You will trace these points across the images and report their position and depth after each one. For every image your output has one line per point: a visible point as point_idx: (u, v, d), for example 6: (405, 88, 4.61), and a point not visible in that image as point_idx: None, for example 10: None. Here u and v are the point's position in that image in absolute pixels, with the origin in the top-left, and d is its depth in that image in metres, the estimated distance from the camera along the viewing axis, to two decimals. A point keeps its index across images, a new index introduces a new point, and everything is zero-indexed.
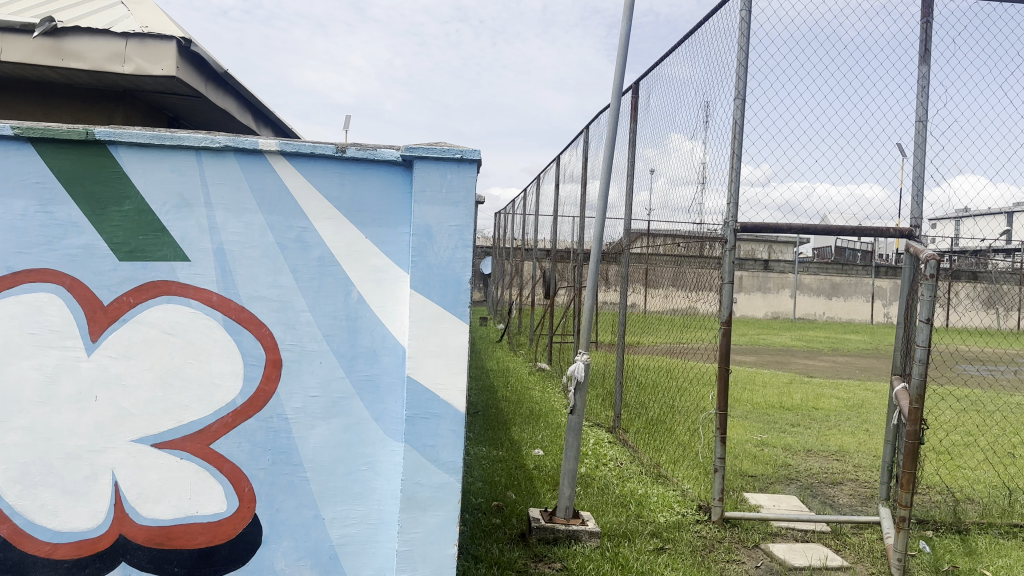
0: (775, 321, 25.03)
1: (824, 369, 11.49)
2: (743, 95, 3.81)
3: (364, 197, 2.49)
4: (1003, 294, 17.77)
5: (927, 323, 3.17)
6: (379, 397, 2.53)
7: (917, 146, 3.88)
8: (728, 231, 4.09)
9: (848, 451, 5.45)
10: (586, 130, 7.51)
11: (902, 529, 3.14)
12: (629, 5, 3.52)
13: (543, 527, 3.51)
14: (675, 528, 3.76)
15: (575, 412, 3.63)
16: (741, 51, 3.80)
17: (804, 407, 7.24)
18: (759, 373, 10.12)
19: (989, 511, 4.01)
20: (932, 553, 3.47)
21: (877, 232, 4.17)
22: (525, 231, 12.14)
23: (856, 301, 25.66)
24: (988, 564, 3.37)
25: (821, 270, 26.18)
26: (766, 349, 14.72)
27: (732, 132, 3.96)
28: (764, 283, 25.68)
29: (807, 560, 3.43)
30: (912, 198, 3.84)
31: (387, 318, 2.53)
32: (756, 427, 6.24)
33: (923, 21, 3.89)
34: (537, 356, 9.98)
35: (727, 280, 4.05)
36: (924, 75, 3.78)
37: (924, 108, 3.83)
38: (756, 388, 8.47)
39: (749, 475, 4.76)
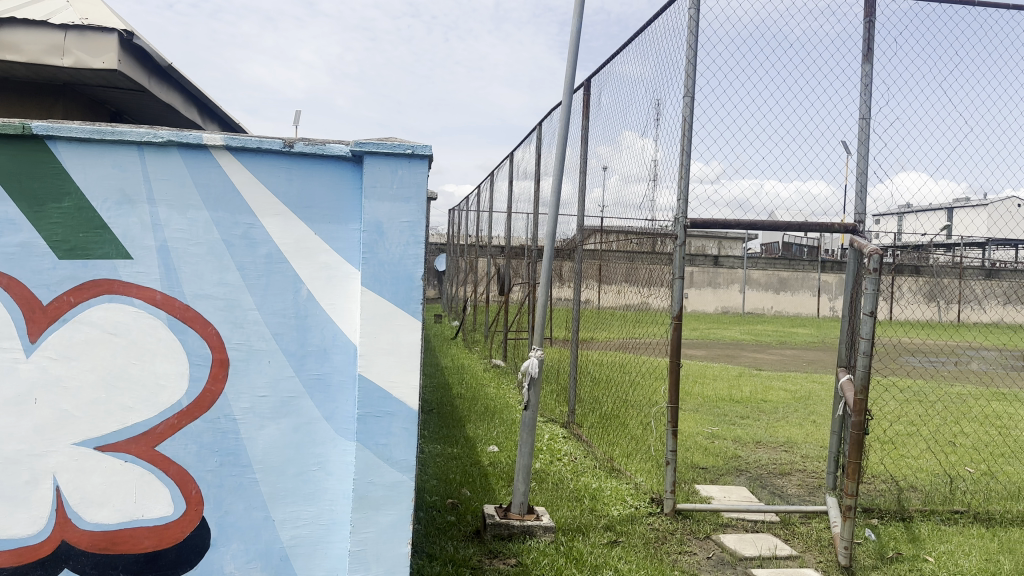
0: (726, 316, 25.51)
1: (772, 362, 11.76)
2: (693, 93, 3.86)
3: (312, 192, 2.45)
4: (943, 288, 18.38)
5: (871, 316, 3.26)
6: (330, 396, 2.50)
7: (860, 143, 3.99)
8: (678, 227, 4.15)
9: (796, 442, 5.58)
10: (539, 127, 7.52)
11: (847, 517, 3.23)
12: (581, 2, 3.53)
13: (498, 524, 3.50)
14: (628, 521, 3.80)
15: (529, 409, 3.64)
16: (690, 49, 3.84)
17: (754, 400, 7.39)
18: (710, 367, 10.29)
19: (931, 499, 4.14)
20: (877, 541, 3.57)
21: (822, 228, 4.27)
22: (479, 228, 12.14)
23: (802, 296, 26.30)
24: (931, 550, 3.47)
25: (770, 265, 26.73)
26: (716, 343, 14.97)
27: (683, 129, 4.01)
28: (715, 279, 26.14)
29: (756, 550, 3.49)
30: (855, 194, 3.95)
31: (337, 315, 2.50)
32: (707, 420, 6.34)
33: (866, 21, 3.99)
34: (491, 352, 9.99)
35: (678, 275, 4.10)
36: (867, 74, 3.88)
37: (867, 106, 3.94)
38: (707, 381, 8.62)
39: (700, 467, 4.84)
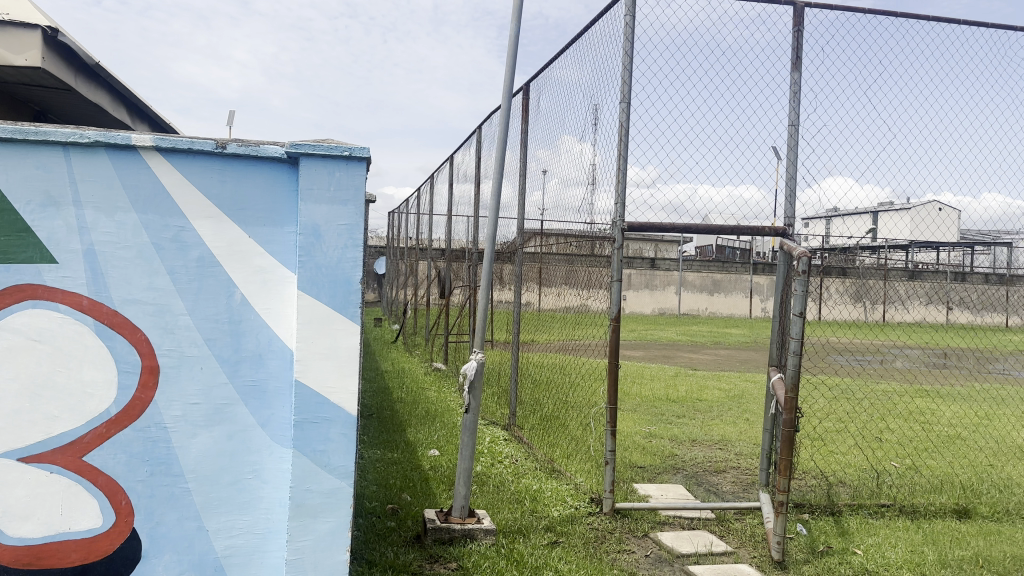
0: (663, 317, 25.98)
1: (707, 362, 12.03)
2: (629, 99, 3.93)
3: (247, 195, 2.40)
4: (868, 289, 19.10)
5: (800, 317, 3.36)
6: (266, 402, 2.45)
7: (789, 149, 4.11)
8: (616, 230, 4.21)
9: (730, 440, 5.72)
10: (479, 130, 7.53)
11: (780, 513, 3.32)
12: (519, 7, 3.55)
13: (438, 528, 3.48)
14: (568, 521, 3.83)
15: (470, 412, 3.63)
16: (626, 55, 3.91)
17: (690, 400, 7.55)
18: (648, 367, 10.47)
19: (859, 494, 4.29)
20: (808, 535, 3.69)
21: (753, 231, 4.39)
22: (419, 230, 12.08)
23: (736, 297, 26.99)
24: (858, 543, 3.59)
25: (705, 267, 27.34)
26: (654, 344, 15.24)
27: (620, 133, 4.07)
28: (652, 281, 26.60)
29: (693, 547, 3.56)
30: (785, 198, 4.07)
31: (273, 320, 2.45)
32: (645, 420, 6.45)
33: (793, 31, 4.12)
34: (432, 356, 9.95)
35: (616, 278, 4.16)
36: (794, 82, 4.01)
37: (795, 113, 4.07)
38: (645, 382, 8.77)
39: (638, 466, 4.92)
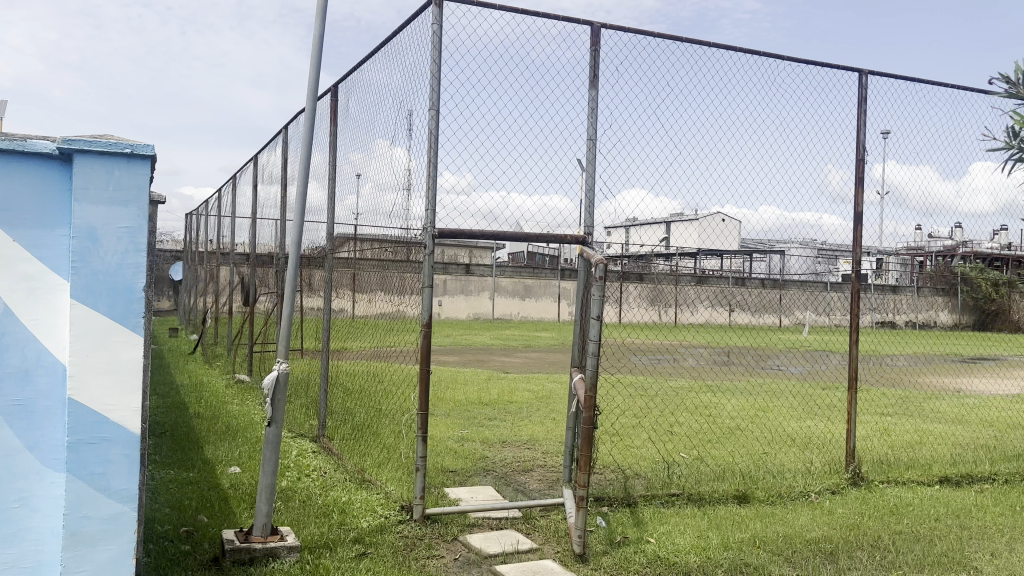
0: (477, 322, 26.42)
1: (518, 365, 12.39)
2: (437, 106, 3.96)
3: (10, 195, 2.17)
4: (663, 293, 20.60)
5: (598, 320, 3.55)
6: (34, 423, 2.21)
7: (589, 162, 4.34)
8: (425, 237, 4.22)
9: (537, 440, 5.92)
10: (285, 130, 7.25)
11: (581, 508, 3.48)
12: (324, 7, 3.46)
13: (238, 549, 3.30)
14: (377, 531, 3.78)
15: (274, 424, 3.48)
16: (434, 63, 3.94)
17: (501, 402, 7.73)
18: (461, 372, 10.60)
19: (652, 484, 4.60)
20: (607, 527, 3.89)
21: (557, 239, 4.58)
22: (221, 234, 11.41)
23: (545, 302, 28.04)
24: (651, 531, 3.85)
25: (517, 273, 28.16)
26: (467, 348, 15.45)
27: (429, 140, 4.09)
28: (466, 286, 26.97)
29: (500, 547, 3.65)
30: (585, 208, 4.29)
31: (42, 333, 2.23)
32: (457, 424, 6.52)
33: (591, 50, 4.36)
34: (235, 367, 9.43)
35: (426, 284, 4.17)
36: (593, 98, 4.24)
37: (593, 127, 4.29)
38: (457, 386, 8.87)
39: (449, 470, 4.96)
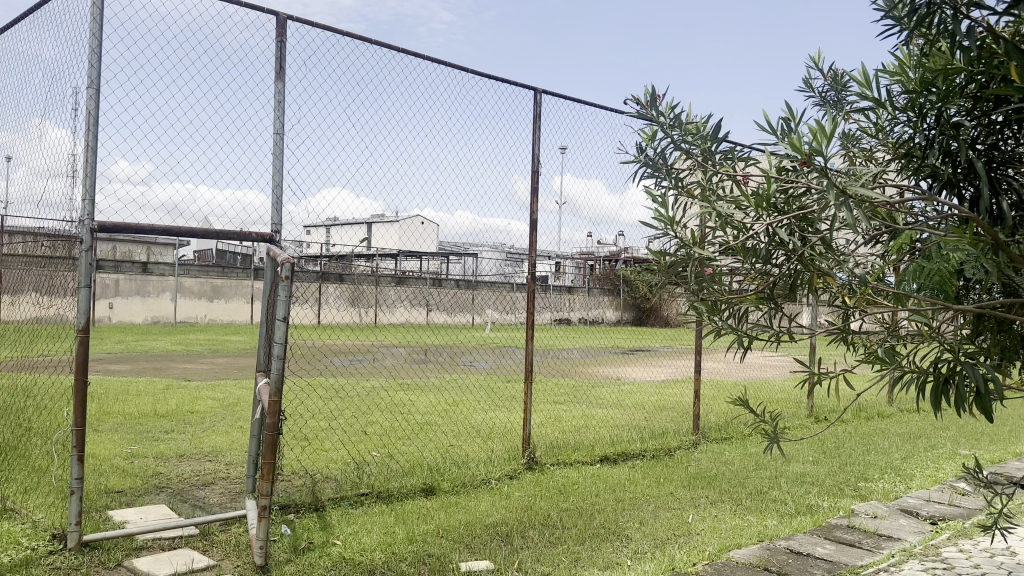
0: (158, 326, 24.11)
1: (200, 371, 11.51)
2: (97, 84, 3.53)
3: None
4: (361, 294, 20.60)
5: (284, 322, 3.43)
6: None
7: (275, 157, 4.17)
8: (83, 230, 3.74)
9: (221, 450, 5.56)
10: None
11: (263, 517, 3.33)
12: None
13: None
14: (17, 567, 3.25)
15: None
16: (93, 36, 3.50)
17: (180, 412, 7.13)
18: (133, 381, 9.57)
19: (342, 486, 4.56)
20: (293, 534, 3.77)
21: (241, 237, 4.35)
22: None
23: (237, 304, 26.49)
24: (339, 533, 3.81)
25: (206, 273, 26.25)
26: (142, 355, 13.99)
27: (87, 121, 3.63)
28: (145, 287, 24.47)
29: (172, 568, 3.35)
30: (271, 205, 4.12)
31: None
32: (127, 439, 5.88)
33: (278, 41, 4.20)
34: None
35: (83, 283, 3.69)
36: (280, 91, 4.09)
37: (280, 122, 4.14)
38: (128, 398, 7.99)
39: (115, 491, 4.45)
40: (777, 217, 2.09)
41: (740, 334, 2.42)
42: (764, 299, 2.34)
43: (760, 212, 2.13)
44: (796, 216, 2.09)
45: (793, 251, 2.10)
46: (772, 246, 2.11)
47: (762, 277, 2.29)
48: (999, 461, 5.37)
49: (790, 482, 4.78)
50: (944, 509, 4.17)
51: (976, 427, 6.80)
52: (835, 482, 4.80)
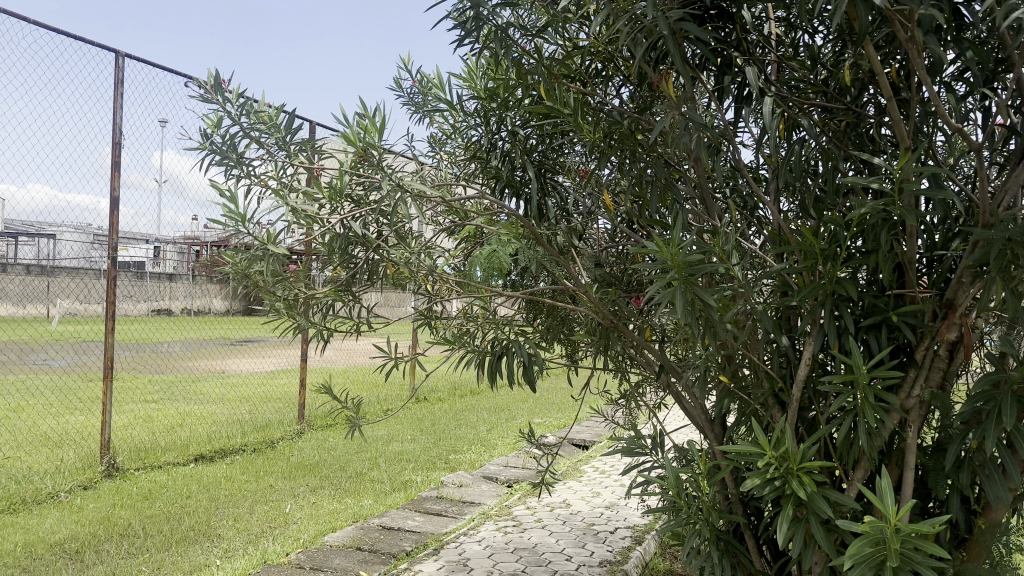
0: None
1: None
2: None
3: None
4: None
5: None
6: None
7: None
8: None
9: None
10: None
11: None
12: None
13: None
14: None
15: None
16: None
17: None
18: None
19: None
20: None
21: None
22: None
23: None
24: None
25: None
26: None
27: None
28: None
29: None
30: None
31: None
32: None
33: None
34: None
35: None
36: None
37: None
38: None
39: None
40: (351, 209, 2.13)
41: (319, 328, 2.44)
42: (342, 292, 2.37)
43: (336, 204, 2.19)
44: (369, 210, 2.12)
45: (367, 243, 2.15)
46: (347, 239, 2.11)
47: (338, 271, 2.33)
48: (562, 427, 6.32)
49: (388, 461, 5.03)
50: (517, 472, 4.76)
51: (546, 398, 7.88)
52: (429, 457, 5.17)
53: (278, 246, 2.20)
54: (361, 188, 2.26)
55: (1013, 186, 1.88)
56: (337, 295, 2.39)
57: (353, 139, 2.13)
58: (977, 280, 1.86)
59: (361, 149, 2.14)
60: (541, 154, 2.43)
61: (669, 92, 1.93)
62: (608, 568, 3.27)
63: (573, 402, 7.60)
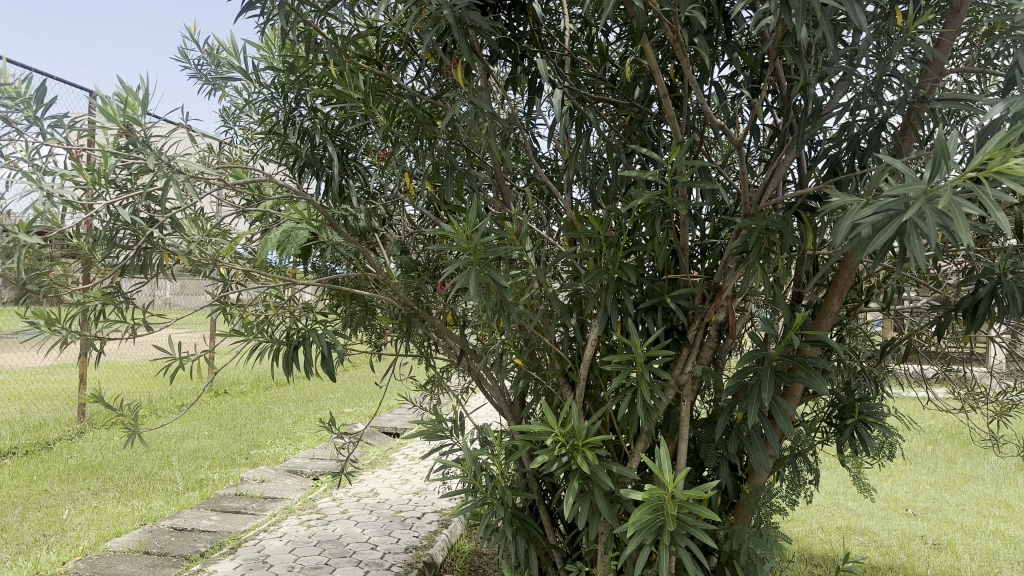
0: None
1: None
2: None
3: None
4: None
5: None
6: None
7: None
8: None
9: None
10: None
11: None
12: None
13: None
14: None
15: None
16: None
17: None
18: None
19: None
20: None
21: None
22: None
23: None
24: None
25: None
26: None
27: None
28: None
29: None
30: None
31: None
32: None
33: None
34: None
35: None
36: None
37: None
38: None
39: None
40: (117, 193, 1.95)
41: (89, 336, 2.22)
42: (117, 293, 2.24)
43: (98, 189, 2.01)
44: (137, 195, 1.95)
45: (138, 231, 2.01)
46: (114, 226, 1.99)
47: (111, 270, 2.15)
48: (372, 416, 6.33)
49: (182, 459, 4.99)
50: (323, 463, 4.94)
51: (354, 387, 7.80)
52: (229, 454, 5.18)
53: (31, 236, 1.92)
54: (127, 172, 2.02)
55: (774, 180, 2.04)
56: (106, 296, 2.17)
57: (110, 114, 1.87)
58: (738, 266, 2.04)
59: (122, 125, 1.89)
60: (341, 136, 2.33)
61: (459, 80, 1.97)
62: (410, 554, 3.51)
63: (381, 390, 7.58)
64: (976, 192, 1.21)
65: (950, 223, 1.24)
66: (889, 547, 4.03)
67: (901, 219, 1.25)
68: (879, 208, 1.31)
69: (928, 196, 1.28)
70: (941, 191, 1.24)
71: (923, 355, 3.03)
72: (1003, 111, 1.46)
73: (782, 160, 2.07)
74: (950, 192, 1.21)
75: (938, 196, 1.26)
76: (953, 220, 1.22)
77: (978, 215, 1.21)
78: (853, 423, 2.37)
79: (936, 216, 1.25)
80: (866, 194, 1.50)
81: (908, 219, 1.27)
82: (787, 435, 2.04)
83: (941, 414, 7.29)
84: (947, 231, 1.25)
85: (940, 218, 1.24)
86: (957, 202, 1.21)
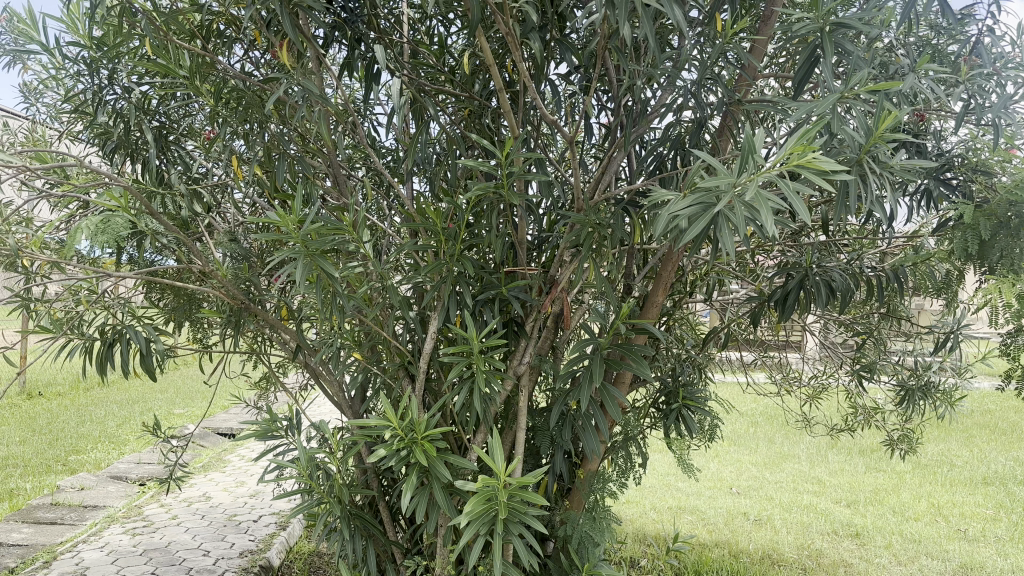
0: None
1: None
2: None
3: None
4: None
5: None
6: None
7: None
8: None
9: None
10: None
11: None
12: None
13: None
14: None
15: None
16: None
17: None
18: None
19: None
20: None
21: None
22: None
23: None
24: None
25: None
26: None
27: None
28: None
29: None
30: None
31: None
32: None
33: None
34: None
35: None
36: None
37: None
38: None
39: None
40: None
41: None
42: None
43: None
44: None
45: None
46: None
47: None
48: (204, 418, 6.05)
49: None
50: (149, 469, 4.65)
51: (183, 388, 7.37)
52: (44, 460, 4.78)
53: None
54: None
55: (607, 175, 2.09)
56: None
57: None
58: (573, 259, 2.09)
59: None
60: (159, 116, 2.18)
61: (286, 61, 1.87)
62: (245, 558, 3.38)
63: (212, 391, 7.22)
64: (779, 185, 1.28)
65: (757, 215, 1.31)
66: (715, 524, 4.31)
67: (714, 210, 1.31)
68: (694, 201, 1.37)
69: (738, 190, 1.36)
70: (748, 185, 1.31)
71: (743, 343, 3.25)
72: (802, 111, 1.57)
73: (612, 155, 2.13)
74: (757, 187, 1.28)
75: (746, 190, 1.33)
76: (759, 213, 1.29)
77: (780, 208, 1.28)
78: (677, 408, 2.51)
79: (744, 207, 1.32)
80: (683, 188, 1.57)
81: (720, 210, 1.33)
82: (617, 422, 2.09)
83: (761, 398, 7.89)
84: (754, 222, 1.32)
85: (748, 209, 1.31)
86: (762, 195, 1.28)
